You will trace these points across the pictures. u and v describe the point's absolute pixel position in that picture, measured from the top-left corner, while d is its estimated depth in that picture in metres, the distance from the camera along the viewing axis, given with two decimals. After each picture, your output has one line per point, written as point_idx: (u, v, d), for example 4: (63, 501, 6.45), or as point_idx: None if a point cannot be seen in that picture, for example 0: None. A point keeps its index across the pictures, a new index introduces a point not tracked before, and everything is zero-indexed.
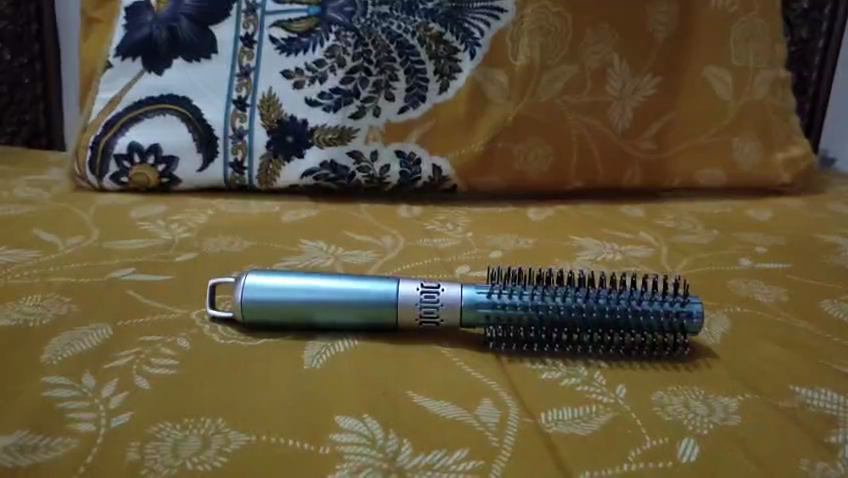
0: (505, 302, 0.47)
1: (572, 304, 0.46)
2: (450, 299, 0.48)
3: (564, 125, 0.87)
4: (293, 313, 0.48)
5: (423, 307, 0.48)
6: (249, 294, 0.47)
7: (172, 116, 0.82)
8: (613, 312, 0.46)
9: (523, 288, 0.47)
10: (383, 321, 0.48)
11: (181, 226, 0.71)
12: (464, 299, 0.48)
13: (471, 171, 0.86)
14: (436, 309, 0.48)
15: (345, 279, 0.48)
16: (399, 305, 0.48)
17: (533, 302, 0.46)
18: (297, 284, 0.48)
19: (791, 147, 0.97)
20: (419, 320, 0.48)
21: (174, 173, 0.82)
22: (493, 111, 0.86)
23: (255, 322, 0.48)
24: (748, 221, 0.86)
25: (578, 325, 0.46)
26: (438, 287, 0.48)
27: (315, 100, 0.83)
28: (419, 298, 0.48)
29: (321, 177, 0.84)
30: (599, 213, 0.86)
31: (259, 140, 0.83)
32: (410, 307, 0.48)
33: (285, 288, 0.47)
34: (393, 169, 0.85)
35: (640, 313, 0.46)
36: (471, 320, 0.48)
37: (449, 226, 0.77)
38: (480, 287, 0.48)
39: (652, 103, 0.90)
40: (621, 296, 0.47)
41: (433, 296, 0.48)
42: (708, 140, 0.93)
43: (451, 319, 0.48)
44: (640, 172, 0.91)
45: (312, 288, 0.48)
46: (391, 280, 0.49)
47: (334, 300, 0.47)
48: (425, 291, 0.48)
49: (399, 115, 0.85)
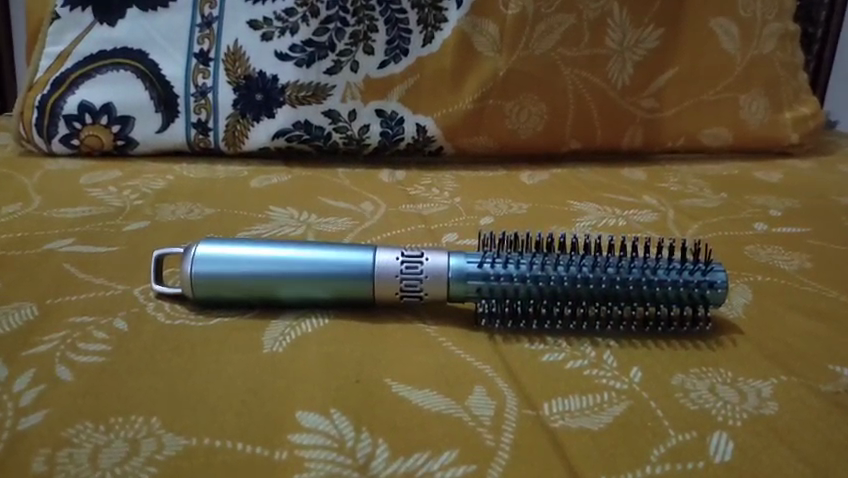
0: (498, 272, 0.40)
1: (578, 275, 0.40)
2: (435, 269, 0.41)
3: (560, 81, 0.80)
4: (252, 289, 0.41)
5: (404, 280, 0.41)
6: (200, 267, 0.41)
7: (127, 72, 0.74)
8: (625, 283, 0.40)
9: (520, 256, 0.41)
10: (357, 296, 0.41)
11: (135, 193, 0.63)
12: (451, 269, 0.41)
13: (458, 131, 0.79)
14: (419, 282, 0.41)
15: (312, 248, 0.41)
16: (377, 277, 0.41)
17: (532, 272, 0.40)
18: (256, 254, 0.41)
19: (800, 105, 0.91)
20: (400, 295, 0.41)
21: (131, 135, 0.75)
22: (481, 65, 0.78)
23: (208, 299, 0.41)
24: (758, 183, 0.79)
25: (584, 299, 0.40)
26: (422, 256, 0.42)
27: (286, 54, 0.75)
28: (399, 269, 0.41)
29: (294, 139, 0.76)
30: (598, 176, 0.79)
31: (224, 98, 0.75)
32: (389, 280, 0.41)
33: (241, 259, 0.40)
34: (373, 129, 0.77)
35: (656, 284, 0.40)
36: (460, 294, 0.41)
37: (435, 190, 0.71)
38: (470, 255, 0.42)
39: (654, 56, 0.83)
40: (635, 265, 0.40)
41: (415, 267, 0.41)
42: (713, 98, 0.86)
43: (437, 293, 0.41)
44: (641, 132, 0.84)
45: (274, 259, 0.41)
46: (367, 248, 0.42)
47: (300, 272, 0.41)
48: (406, 261, 0.41)
49: (379, 70, 0.77)
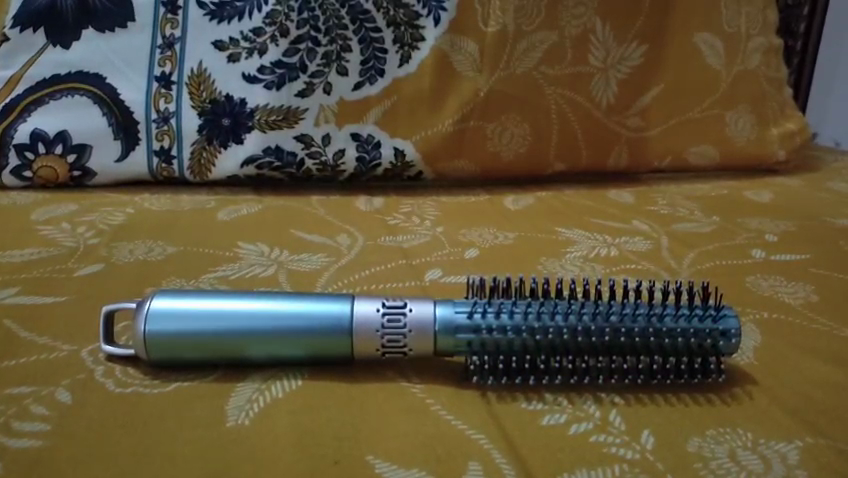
0: (490, 323, 0.36)
1: (578, 325, 0.36)
2: (419, 322, 0.37)
3: (543, 100, 0.77)
4: (214, 348, 0.36)
5: (386, 335, 0.37)
6: (155, 323, 0.36)
7: (83, 98, 0.69)
8: (630, 333, 0.36)
9: (514, 303, 0.37)
10: (332, 354, 0.37)
11: (90, 230, 0.58)
12: (437, 320, 0.37)
13: (438, 155, 0.75)
14: (402, 338, 0.37)
15: (283, 300, 0.37)
16: (355, 332, 0.37)
17: (528, 323, 0.36)
18: (221, 309, 0.36)
19: (785, 121, 0.89)
20: (381, 351, 0.37)
21: (88, 165, 0.70)
22: (461, 85, 0.75)
23: (164, 359, 0.37)
24: (748, 203, 0.77)
25: (585, 351, 0.36)
26: (405, 306, 0.37)
27: (254, 76, 0.71)
28: (380, 323, 0.37)
29: (265, 166, 0.72)
30: (584, 199, 0.76)
31: (189, 123, 0.70)
32: (368, 336, 0.37)
33: (202, 313, 0.36)
34: (348, 154, 0.73)
35: (664, 333, 0.36)
36: (447, 348, 0.37)
37: (416, 219, 0.67)
38: (458, 304, 0.38)
39: (638, 74, 0.81)
40: (640, 312, 0.37)
41: (398, 320, 0.37)
42: (699, 116, 0.84)
43: (424, 349, 0.37)
44: (626, 152, 0.81)
45: (240, 313, 0.36)
46: (345, 299, 0.37)
47: (268, 327, 0.36)
48: (387, 314, 0.37)
49: (354, 92, 0.73)
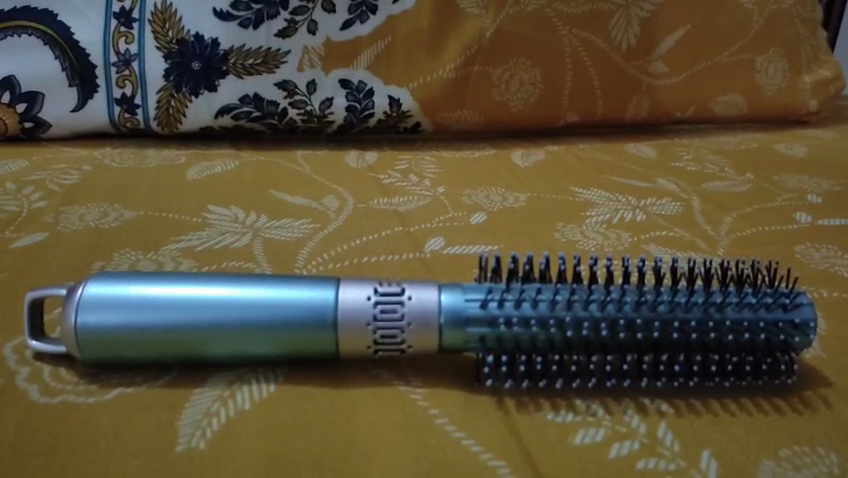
0: (510, 315, 0.29)
1: (619, 317, 0.29)
2: (421, 312, 0.30)
3: (555, 42, 0.68)
4: (161, 349, 0.29)
5: (380, 330, 0.30)
6: (86, 316, 0.29)
7: (31, 38, 0.60)
8: (683, 327, 0.29)
9: (538, 290, 0.30)
10: (309, 353, 0.30)
11: (37, 191, 0.50)
12: (443, 310, 0.30)
13: (439, 105, 0.67)
14: (399, 333, 0.30)
15: (248, 286, 0.30)
16: (339, 325, 0.29)
17: (556, 314, 0.29)
18: (172, 298, 0.29)
19: (818, 67, 0.82)
20: (373, 348, 0.30)
21: (40, 116, 0.61)
22: (465, 24, 0.66)
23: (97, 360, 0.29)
24: (782, 158, 0.69)
25: (627, 348, 0.29)
26: (403, 292, 0.30)
27: (228, 13, 0.61)
28: (372, 315, 0.30)
29: (242, 116, 0.63)
30: (601, 155, 0.68)
31: (154, 67, 0.61)
32: (354, 328, 0.30)
33: (145, 304, 0.29)
34: (337, 103, 0.65)
35: (725, 327, 0.29)
36: (455, 344, 0.30)
37: (413, 177, 0.59)
38: (469, 290, 0.30)
39: (661, 13, 0.72)
40: (696, 305, 0.29)
41: (395, 310, 0.30)
42: (725, 62, 0.76)
43: (426, 345, 0.30)
44: (646, 102, 0.73)
45: (191, 306, 0.29)
46: (328, 285, 0.30)
47: (231, 321, 0.29)
48: (380, 304, 0.30)
49: (342, 32, 0.64)
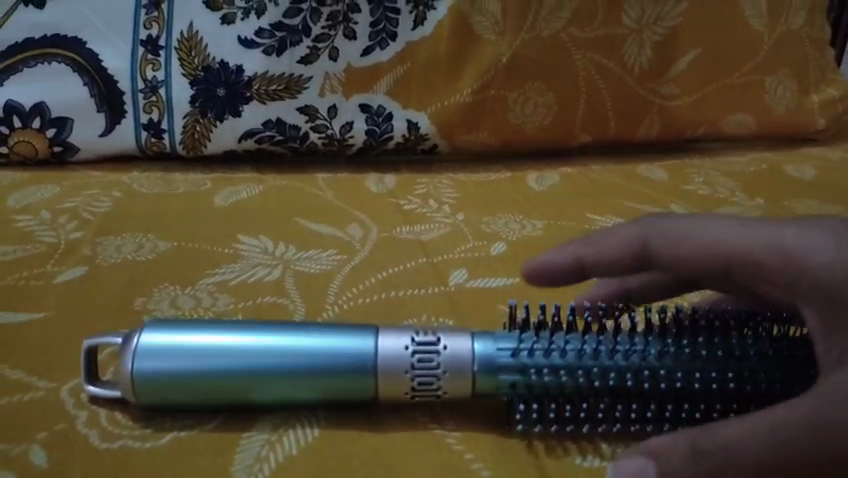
0: (540, 365, 0.31)
1: (643, 367, 0.31)
2: (456, 361, 0.32)
3: (570, 66, 0.70)
4: (212, 396, 0.31)
5: (417, 378, 0.32)
6: (148, 363, 0.30)
7: (61, 65, 0.61)
8: (704, 377, 0.31)
9: (566, 339, 0.31)
10: (352, 396, 0.32)
11: (72, 220, 0.52)
12: (476, 359, 0.32)
13: (456, 128, 0.68)
14: (435, 380, 0.32)
15: (289, 334, 0.31)
16: (380, 372, 0.31)
17: (584, 365, 0.31)
18: (218, 346, 0.31)
19: (827, 86, 0.84)
20: (409, 395, 0.32)
21: (69, 141, 0.62)
22: (483, 50, 0.67)
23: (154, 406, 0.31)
24: (791, 181, 0.71)
25: (652, 397, 0.31)
26: (440, 342, 0.32)
27: (252, 40, 0.63)
28: (409, 364, 0.31)
29: (265, 140, 0.65)
30: (614, 177, 0.70)
31: (180, 93, 0.63)
32: (393, 373, 0.31)
33: (196, 353, 0.30)
34: (357, 127, 0.66)
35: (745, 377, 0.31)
36: (488, 390, 0.32)
37: (432, 203, 0.61)
38: (500, 340, 0.32)
39: (674, 36, 0.73)
40: (717, 355, 0.31)
41: (431, 360, 0.32)
42: (735, 83, 0.77)
43: (459, 392, 0.32)
44: (658, 122, 0.75)
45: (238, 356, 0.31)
46: (368, 333, 0.32)
47: (275, 369, 0.31)
48: (417, 353, 0.31)
49: (363, 58, 0.65)
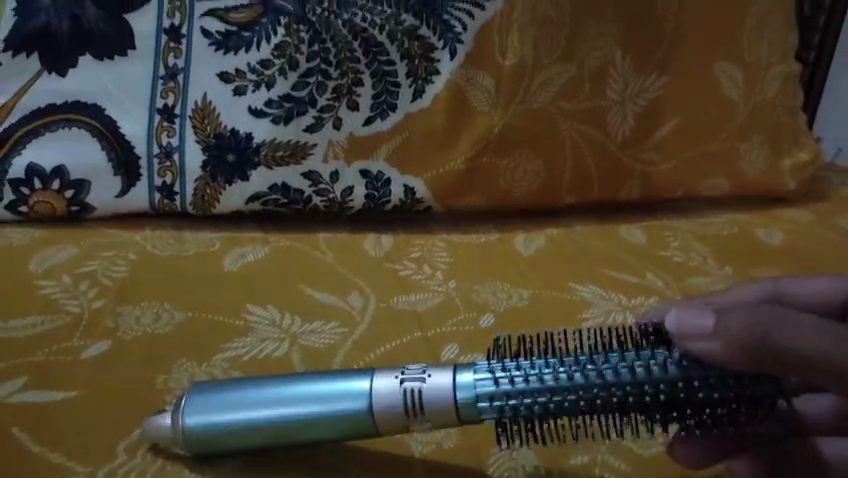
0: (513, 388, 0.40)
1: (598, 388, 0.40)
2: (439, 389, 0.41)
3: (558, 136, 0.74)
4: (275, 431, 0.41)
5: (404, 398, 0.41)
6: (197, 418, 0.42)
7: (81, 130, 0.65)
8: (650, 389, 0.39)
9: (537, 367, 0.41)
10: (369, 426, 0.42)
11: (92, 286, 0.56)
12: (461, 385, 0.41)
13: (449, 192, 0.73)
14: (417, 394, 0.41)
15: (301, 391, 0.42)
16: (375, 413, 0.41)
17: (550, 389, 0.40)
18: (252, 409, 0.41)
19: (800, 150, 0.88)
20: (403, 420, 0.41)
21: (87, 201, 0.67)
22: (476, 121, 0.71)
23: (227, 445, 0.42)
24: (760, 247, 0.76)
25: (611, 405, 0.40)
26: (424, 372, 0.42)
27: (261, 110, 0.67)
28: (398, 391, 0.41)
29: (271, 203, 0.69)
30: (596, 240, 0.75)
31: (192, 159, 0.67)
32: (394, 404, 0.41)
33: (239, 412, 0.41)
34: (357, 191, 0.71)
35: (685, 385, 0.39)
36: (475, 412, 0.41)
37: (426, 268, 0.65)
38: (479, 371, 0.41)
39: (654, 107, 0.78)
40: (659, 385, 0.39)
41: (415, 384, 0.41)
42: (714, 148, 0.82)
43: (441, 415, 0.41)
44: (638, 186, 0.80)
45: (293, 398, 0.41)
46: (362, 376, 0.42)
47: (293, 414, 0.41)
48: (404, 380, 0.41)
49: (365, 128, 0.69)
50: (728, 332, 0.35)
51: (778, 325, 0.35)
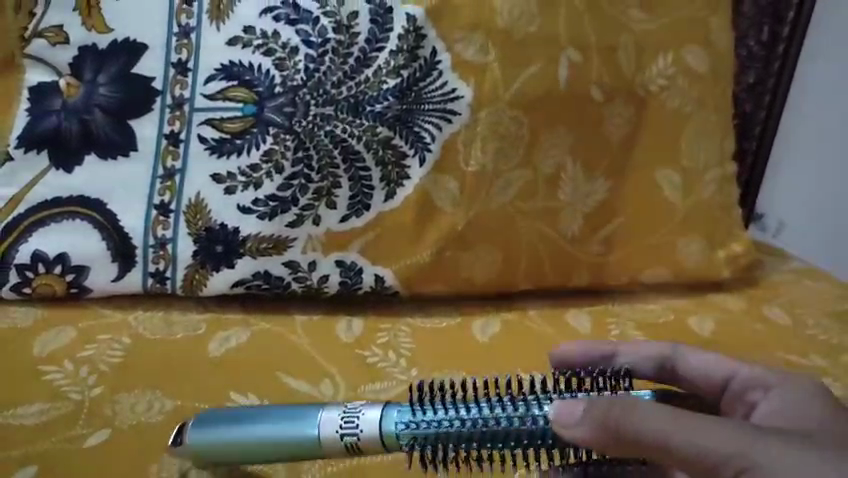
0: (426, 420, 0.50)
1: (495, 423, 0.49)
2: (369, 426, 0.51)
3: (515, 232, 0.82)
4: (249, 452, 0.52)
5: (344, 431, 0.51)
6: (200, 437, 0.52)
7: (83, 221, 0.72)
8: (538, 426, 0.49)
9: (449, 403, 0.51)
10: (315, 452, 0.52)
11: (92, 373, 0.63)
12: (385, 420, 0.51)
13: (415, 280, 0.81)
14: (356, 433, 0.51)
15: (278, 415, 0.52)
16: (321, 437, 0.51)
17: (457, 422, 0.50)
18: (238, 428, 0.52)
19: (734, 242, 0.95)
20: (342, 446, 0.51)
21: (85, 283, 0.73)
22: (441, 219, 0.80)
23: (215, 458, 0.53)
24: (691, 338, 0.85)
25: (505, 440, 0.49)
26: (359, 411, 0.52)
27: (249, 207, 0.75)
28: (339, 424, 0.51)
29: (254, 287, 0.77)
30: (547, 326, 0.83)
31: (184, 249, 0.74)
32: (336, 440, 0.51)
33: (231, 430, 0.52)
34: (332, 278, 0.78)
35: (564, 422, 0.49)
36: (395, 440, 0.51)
37: (391, 355, 0.73)
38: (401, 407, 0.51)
39: (603, 207, 0.86)
40: (540, 423, 0.49)
41: (352, 421, 0.51)
42: (654, 243, 0.89)
43: (373, 448, 0.51)
44: (587, 275, 0.88)
45: (263, 428, 0.52)
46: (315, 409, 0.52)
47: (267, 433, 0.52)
48: (344, 419, 0.51)
49: (341, 224, 0.77)
50: (589, 416, 0.46)
51: (627, 415, 0.44)
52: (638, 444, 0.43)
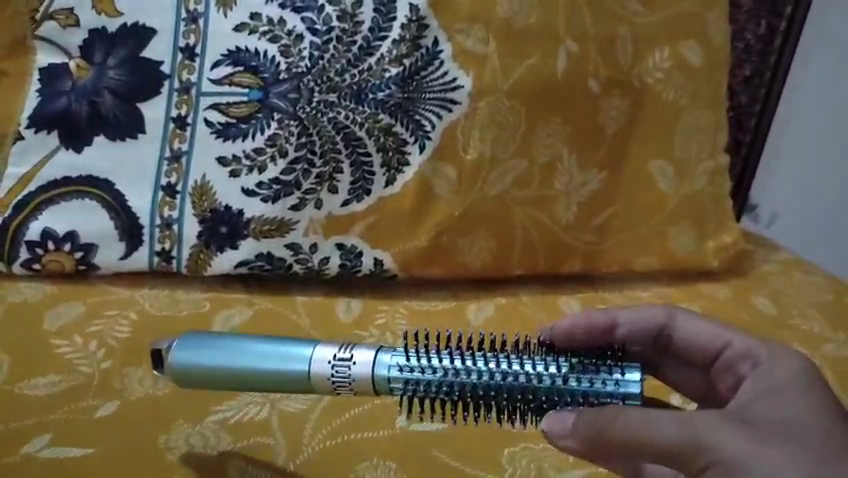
0: (419, 372, 0.51)
1: (487, 380, 0.50)
2: (362, 374, 0.52)
3: (510, 220, 0.84)
4: (226, 381, 0.54)
5: (335, 379, 0.52)
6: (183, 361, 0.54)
7: (92, 201, 0.74)
8: (533, 386, 0.50)
9: (444, 355, 0.52)
10: (304, 385, 0.53)
11: (101, 348, 0.66)
12: (377, 369, 0.52)
13: (413, 264, 0.83)
14: (348, 381, 0.52)
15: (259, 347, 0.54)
16: (311, 373, 0.52)
17: (450, 375, 0.50)
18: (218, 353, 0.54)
19: (723, 233, 0.97)
20: (334, 389, 0.53)
21: (94, 260, 0.75)
22: (439, 205, 0.82)
23: (194, 382, 0.55)
24: None
25: (496, 397, 0.50)
26: (351, 359, 0.53)
27: (253, 190, 0.77)
28: (331, 372, 0.52)
29: (256, 268, 0.79)
30: (539, 312, 0.86)
31: (189, 230, 0.77)
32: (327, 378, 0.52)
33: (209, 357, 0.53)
34: (333, 260, 0.81)
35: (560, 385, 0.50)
36: (387, 387, 0.52)
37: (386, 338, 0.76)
38: (395, 354, 0.52)
39: (596, 198, 0.89)
40: (529, 384, 0.50)
41: (345, 369, 0.52)
42: (647, 232, 0.92)
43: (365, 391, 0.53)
44: (580, 262, 0.90)
45: (246, 358, 0.53)
46: (309, 346, 0.53)
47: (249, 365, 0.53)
48: (336, 366, 0.52)
49: (342, 208, 0.80)
50: (574, 430, 0.47)
51: (611, 421, 0.46)
52: (622, 445, 0.46)
